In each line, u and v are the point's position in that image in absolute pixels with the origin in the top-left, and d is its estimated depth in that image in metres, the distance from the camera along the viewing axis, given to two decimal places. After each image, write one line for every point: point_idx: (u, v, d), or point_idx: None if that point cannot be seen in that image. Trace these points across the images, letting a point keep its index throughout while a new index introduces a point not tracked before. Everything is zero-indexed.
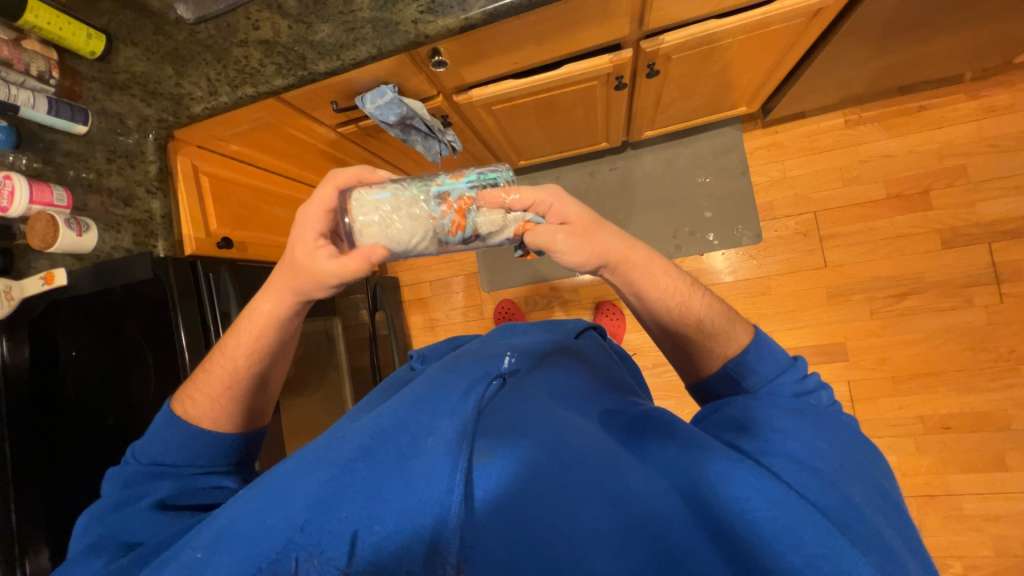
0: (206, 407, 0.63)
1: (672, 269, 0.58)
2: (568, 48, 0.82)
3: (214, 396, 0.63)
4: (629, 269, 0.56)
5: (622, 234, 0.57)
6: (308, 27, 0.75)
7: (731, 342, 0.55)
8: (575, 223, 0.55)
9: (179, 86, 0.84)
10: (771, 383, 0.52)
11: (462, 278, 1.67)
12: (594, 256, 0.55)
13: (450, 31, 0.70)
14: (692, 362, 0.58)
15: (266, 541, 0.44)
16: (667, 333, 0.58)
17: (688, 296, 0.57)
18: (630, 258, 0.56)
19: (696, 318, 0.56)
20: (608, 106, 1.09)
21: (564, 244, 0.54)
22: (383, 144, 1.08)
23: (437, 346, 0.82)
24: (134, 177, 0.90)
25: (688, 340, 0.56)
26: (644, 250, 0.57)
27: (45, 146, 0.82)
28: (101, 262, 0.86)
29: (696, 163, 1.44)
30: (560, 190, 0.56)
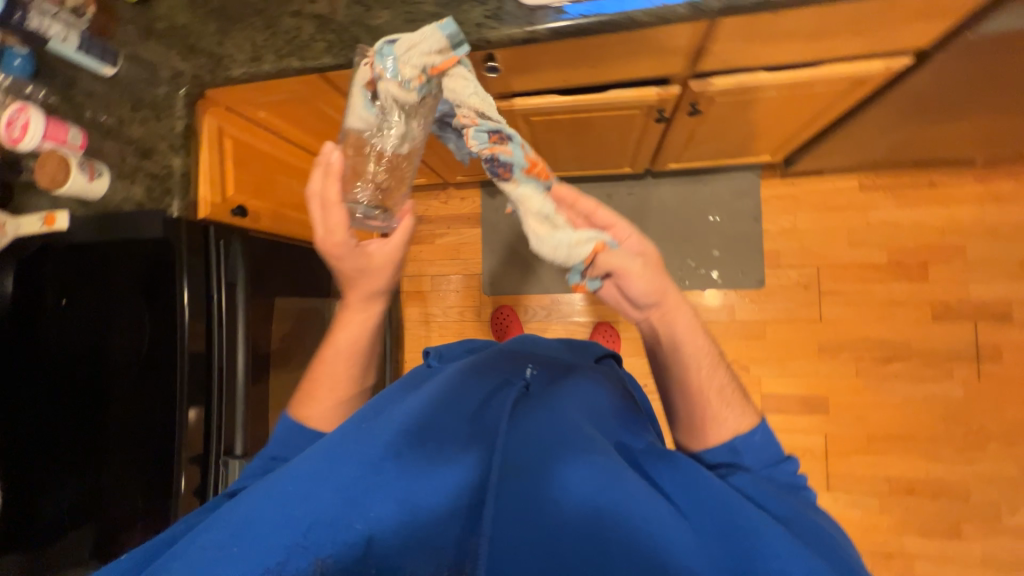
0: (319, 411, 0.74)
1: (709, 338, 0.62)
2: (619, 75, 0.83)
3: (325, 400, 0.74)
4: (678, 319, 0.59)
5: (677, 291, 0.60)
6: (366, 10, 0.74)
7: (743, 418, 0.60)
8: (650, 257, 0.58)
9: (221, 46, 0.81)
10: (770, 465, 0.57)
11: (464, 278, 1.66)
12: (651, 291, 0.56)
13: (511, 41, 0.70)
14: (698, 429, 0.61)
15: (279, 544, 0.42)
16: (687, 395, 0.61)
17: (715, 367, 0.61)
18: (682, 307, 0.59)
19: (719, 386, 0.61)
20: (642, 136, 1.10)
21: (640, 271, 0.55)
22: None
23: (451, 346, 0.81)
24: (158, 130, 0.87)
25: (707, 406, 0.60)
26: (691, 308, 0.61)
27: (63, 81, 0.78)
28: (106, 210, 0.84)
29: (711, 201, 1.46)
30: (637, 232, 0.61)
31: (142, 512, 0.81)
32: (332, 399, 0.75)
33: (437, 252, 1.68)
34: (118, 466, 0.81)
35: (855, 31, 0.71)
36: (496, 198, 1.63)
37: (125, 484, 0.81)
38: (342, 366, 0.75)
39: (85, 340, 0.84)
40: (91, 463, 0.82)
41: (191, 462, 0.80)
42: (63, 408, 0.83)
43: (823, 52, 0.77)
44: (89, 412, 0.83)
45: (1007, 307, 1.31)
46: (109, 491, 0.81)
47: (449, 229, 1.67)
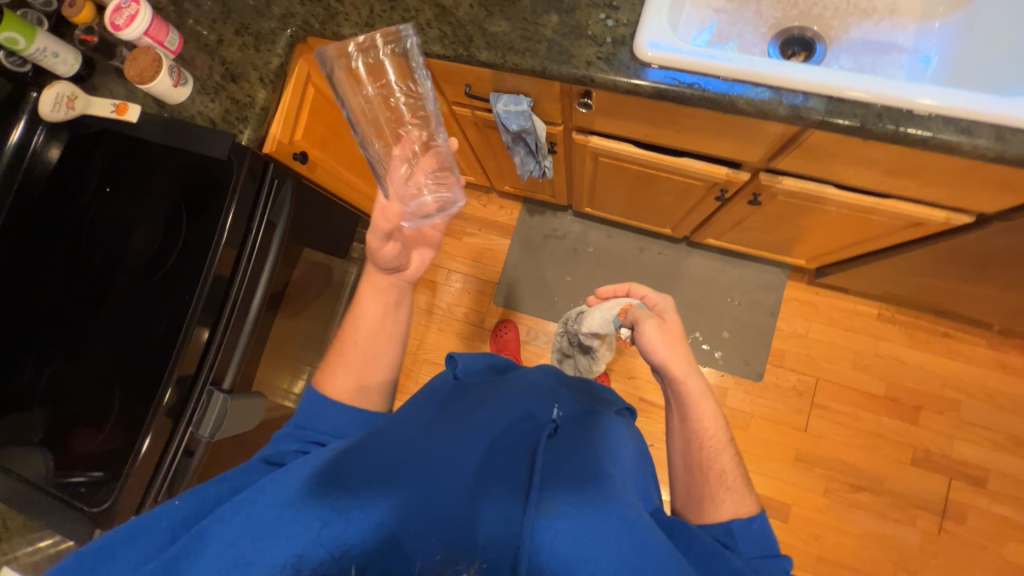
0: (345, 382, 0.71)
1: (718, 418, 0.68)
2: (698, 147, 0.86)
3: (349, 372, 0.72)
4: (683, 388, 0.69)
5: (692, 361, 0.71)
6: (488, 16, 0.77)
7: (742, 504, 0.60)
8: (668, 325, 0.75)
9: (338, 3, 0.83)
10: (763, 558, 0.55)
11: (478, 281, 1.67)
12: (663, 356, 0.71)
13: (615, 87, 0.72)
14: (701, 502, 0.62)
15: (330, 534, 0.48)
16: (688, 464, 0.66)
17: (719, 446, 0.65)
18: (688, 379, 0.69)
19: (720, 465, 0.64)
20: (695, 207, 1.13)
21: (649, 328, 0.74)
22: (484, 137, 1.09)
23: (475, 357, 0.84)
24: (254, 61, 0.86)
25: (707, 482, 0.63)
26: (700, 381, 0.69)
27: None
28: (179, 117, 0.85)
29: (735, 284, 1.49)
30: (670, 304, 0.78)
31: (111, 414, 0.79)
32: (357, 373, 0.72)
33: (460, 249, 1.69)
34: (100, 359, 0.80)
35: (932, 179, 0.74)
36: (532, 216, 1.66)
37: (101, 379, 0.80)
38: (365, 339, 0.74)
39: (109, 227, 0.84)
40: (73, 350, 0.81)
41: (180, 379, 0.79)
42: (69, 285, 0.83)
43: (893, 188, 0.80)
44: (92, 299, 0.82)
45: (985, 473, 1.33)
46: (84, 383, 0.80)
47: (479, 231, 1.69)
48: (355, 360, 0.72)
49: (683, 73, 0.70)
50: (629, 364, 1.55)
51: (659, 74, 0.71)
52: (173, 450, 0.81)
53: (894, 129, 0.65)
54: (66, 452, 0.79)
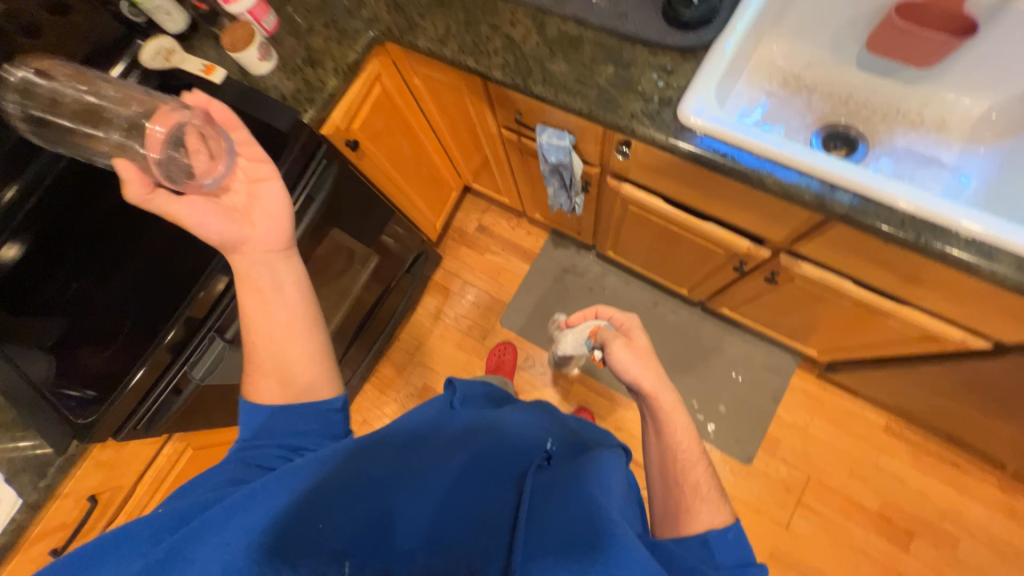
0: (269, 386, 0.66)
1: (691, 430, 0.68)
2: (725, 215, 0.88)
3: (269, 375, 0.67)
4: (654, 404, 0.71)
5: (664, 379, 0.73)
6: (550, 55, 0.82)
7: (717, 514, 0.59)
8: (635, 344, 0.77)
9: (420, 19, 0.90)
10: (738, 568, 0.55)
11: (490, 299, 1.70)
12: (638, 377, 0.73)
13: (652, 141, 0.76)
14: (674, 517, 0.61)
15: (325, 539, 0.51)
16: (664, 476, 0.65)
17: (692, 460, 0.65)
18: (659, 395, 0.71)
19: (692, 478, 0.63)
20: (713, 274, 1.13)
21: (618, 347, 0.77)
22: (525, 163, 1.15)
23: (473, 386, 0.84)
24: (334, 53, 0.93)
25: (683, 494, 0.62)
26: (673, 397, 0.71)
27: None
28: (255, 87, 0.93)
29: (741, 360, 1.47)
30: (636, 321, 0.82)
31: (119, 339, 0.84)
32: (277, 374, 0.67)
33: (481, 265, 1.73)
34: (122, 285, 0.86)
35: (954, 295, 0.73)
36: (556, 249, 1.69)
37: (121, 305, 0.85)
38: (279, 342, 0.67)
39: None
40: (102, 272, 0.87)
41: (187, 321, 0.86)
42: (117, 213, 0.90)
43: (911, 296, 0.79)
44: (135, 231, 0.89)
45: None
46: (105, 304, 0.84)
47: (502, 251, 1.73)
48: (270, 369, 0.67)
49: (725, 146, 0.73)
50: (619, 416, 1.53)
51: (703, 141, 0.73)
52: (162, 387, 0.87)
53: (915, 239, 0.65)
54: (64, 367, 0.80)
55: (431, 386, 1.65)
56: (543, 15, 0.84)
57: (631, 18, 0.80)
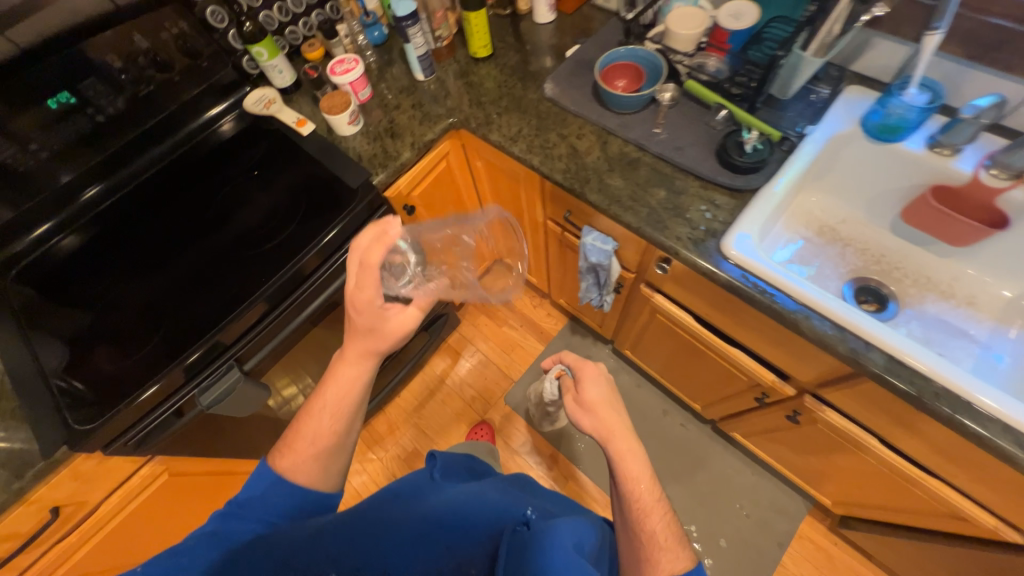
0: (300, 466, 0.66)
1: (649, 476, 0.74)
2: (753, 345, 0.89)
3: (301, 451, 0.67)
4: (613, 453, 0.75)
5: (622, 424, 0.77)
6: (609, 169, 0.89)
7: (676, 561, 0.66)
8: (591, 392, 0.81)
9: (497, 117, 1.00)
10: None
11: (498, 372, 1.70)
12: (592, 427, 0.78)
13: (694, 265, 0.79)
14: (639, 564, 0.68)
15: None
16: (627, 528, 0.72)
17: (649, 510, 0.71)
18: (616, 443, 0.76)
19: (650, 527, 0.70)
20: (730, 396, 1.12)
21: (577, 400, 0.81)
22: (563, 254, 1.20)
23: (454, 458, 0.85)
24: (414, 130, 1.03)
25: (644, 545, 0.69)
26: (630, 445, 0.76)
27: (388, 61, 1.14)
28: (337, 144, 1.02)
29: (747, 491, 1.40)
30: (594, 367, 0.84)
31: (141, 349, 0.84)
32: (313, 449, 0.67)
33: (496, 336, 1.75)
34: (163, 297, 0.88)
35: (988, 479, 0.71)
36: (573, 335, 1.70)
37: (158, 316, 0.87)
38: (329, 427, 0.68)
39: (233, 201, 0.98)
40: (150, 281, 0.91)
41: (209, 348, 0.84)
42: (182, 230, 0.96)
43: (942, 469, 0.77)
44: (194, 244, 0.95)
45: None
46: (141, 312, 0.87)
47: (520, 327, 1.75)
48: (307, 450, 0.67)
49: (756, 281, 0.75)
50: None
51: (727, 264, 0.77)
52: (164, 408, 0.84)
53: (949, 414, 0.64)
54: (83, 363, 0.83)
55: (420, 451, 1.59)
56: (606, 135, 0.94)
57: (686, 152, 0.88)
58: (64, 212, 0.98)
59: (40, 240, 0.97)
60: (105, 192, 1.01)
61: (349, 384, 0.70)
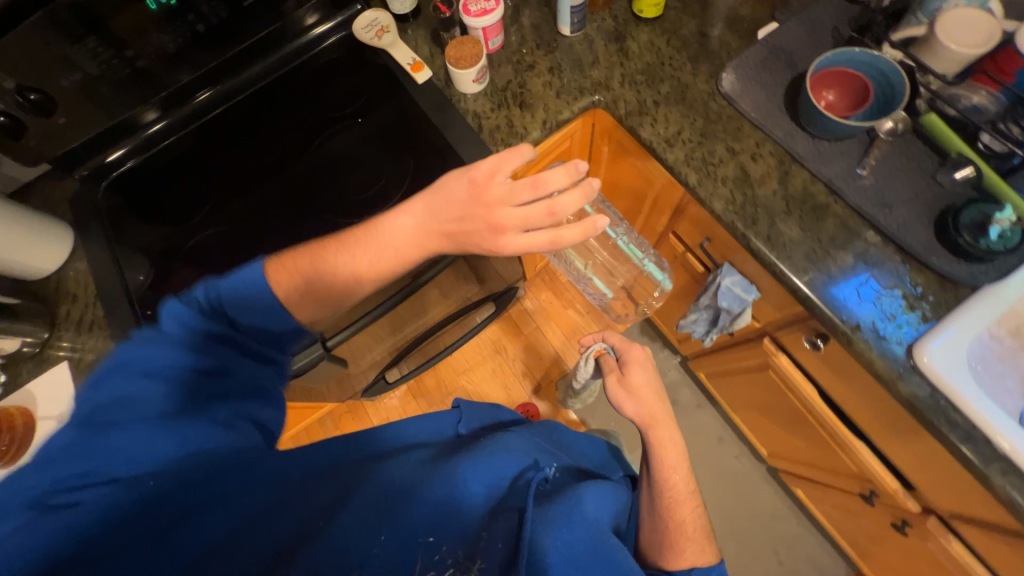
0: (297, 293, 0.58)
1: (681, 466, 0.78)
2: (889, 450, 0.77)
3: (306, 282, 0.59)
4: (653, 437, 0.79)
5: (664, 411, 0.82)
6: (786, 212, 0.72)
7: (701, 554, 0.70)
8: (636, 381, 0.85)
9: (653, 106, 0.81)
10: None
11: (554, 355, 1.63)
12: (635, 412, 0.82)
13: (868, 363, 0.65)
14: (663, 550, 0.70)
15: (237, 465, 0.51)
16: (653, 514, 0.74)
17: (677, 500, 0.74)
18: (657, 432, 0.80)
19: (680, 517, 0.73)
20: (818, 467, 1.02)
21: (620, 386, 0.85)
22: (674, 272, 1.05)
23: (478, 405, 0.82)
24: (548, 101, 0.85)
25: (670, 531, 0.71)
26: (669, 433, 0.80)
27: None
28: (455, 102, 0.86)
29: (786, 540, 1.35)
30: (642, 357, 0.87)
31: None
32: (319, 281, 0.59)
33: (559, 318, 1.66)
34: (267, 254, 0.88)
35: None
36: (641, 336, 1.59)
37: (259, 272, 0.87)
38: (365, 267, 0.61)
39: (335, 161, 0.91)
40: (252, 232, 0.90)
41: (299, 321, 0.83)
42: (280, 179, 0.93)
43: None
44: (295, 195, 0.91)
45: None
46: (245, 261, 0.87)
47: (585, 313, 1.65)
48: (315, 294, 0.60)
49: (931, 389, 0.62)
50: None
51: (841, 290, 0.67)
52: None
53: None
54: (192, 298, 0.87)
55: None
56: (790, 162, 0.75)
57: (896, 211, 0.69)
58: (173, 114, 0.91)
59: (153, 139, 0.92)
60: (218, 97, 0.93)
61: (394, 242, 0.63)
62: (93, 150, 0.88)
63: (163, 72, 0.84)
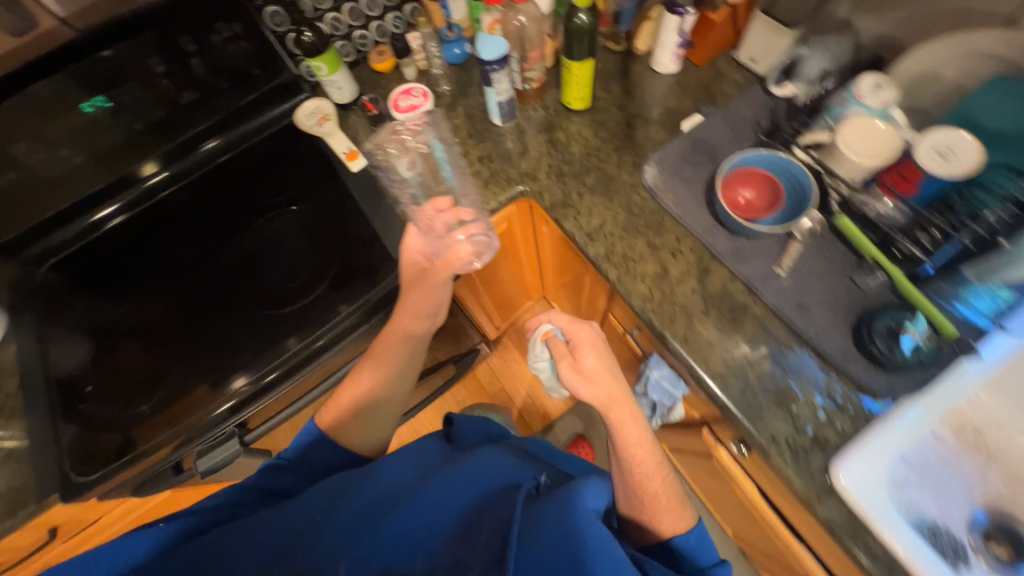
0: (343, 424, 0.79)
1: (642, 441, 0.69)
2: (828, 563, 0.72)
3: (343, 412, 0.79)
4: (610, 421, 0.69)
5: (621, 388, 0.69)
6: (704, 312, 0.70)
7: (675, 522, 0.67)
8: (585, 366, 0.70)
9: (578, 197, 0.82)
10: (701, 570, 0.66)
11: (518, 419, 1.58)
12: (592, 395, 0.69)
13: (785, 481, 0.62)
14: (646, 512, 0.68)
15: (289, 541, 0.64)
16: (624, 491, 0.70)
17: (646, 474, 0.68)
18: (611, 415, 0.68)
19: (650, 490, 0.68)
20: (775, 562, 0.96)
21: (567, 375, 0.70)
22: (618, 349, 1.03)
23: (470, 421, 0.83)
24: (477, 190, 0.86)
25: (642, 504, 0.68)
26: (626, 412, 0.69)
27: (465, 87, 0.95)
28: (386, 190, 0.87)
29: None
30: (591, 336, 0.71)
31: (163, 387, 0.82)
32: (345, 408, 0.79)
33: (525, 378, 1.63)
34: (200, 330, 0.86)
35: None
36: None
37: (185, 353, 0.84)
38: (370, 383, 0.80)
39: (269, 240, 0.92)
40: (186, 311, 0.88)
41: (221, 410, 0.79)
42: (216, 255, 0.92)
43: None
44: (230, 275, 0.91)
45: None
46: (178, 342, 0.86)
47: None
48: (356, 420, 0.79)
49: (848, 513, 0.59)
50: None
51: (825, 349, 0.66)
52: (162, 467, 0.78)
53: None
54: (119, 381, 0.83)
55: None
56: (709, 259, 0.74)
57: (814, 315, 0.67)
58: (179, 164, 0.93)
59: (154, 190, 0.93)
60: (223, 147, 0.94)
61: (397, 351, 0.80)
62: (92, 204, 0.90)
63: (170, 130, 0.89)
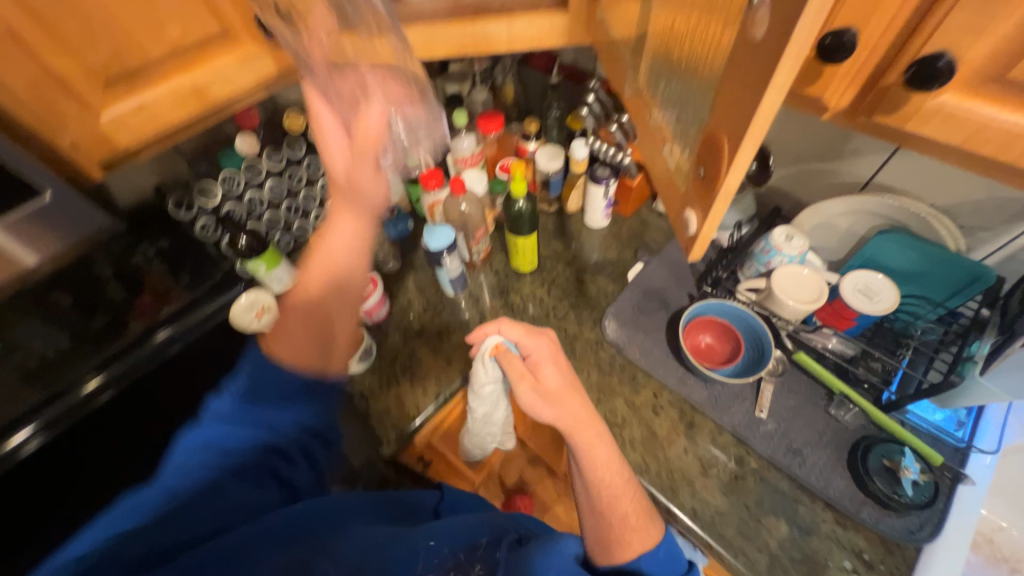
0: (291, 346, 0.57)
1: (614, 462, 0.56)
2: None
3: (295, 331, 0.58)
4: (573, 448, 0.56)
5: (583, 402, 0.59)
6: (703, 473, 0.67)
7: (647, 541, 0.51)
8: (544, 382, 0.59)
9: None
10: None
11: None
12: (556, 416, 0.57)
13: None
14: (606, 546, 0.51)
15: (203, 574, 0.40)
16: (589, 516, 0.54)
17: (616, 494, 0.54)
18: (577, 436, 0.56)
19: (620, 511, 0.53)
20: None
21: (525, 396, 0.58)
22: None
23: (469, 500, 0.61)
24: (440, 368, 0.81)
25: (609, 528, 0.52)
26: (594, 433, 0.56)
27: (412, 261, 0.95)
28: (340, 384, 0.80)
29: None
30: (548, 350, 0.62)
31: None
32: (310, 323, 0.59)
33: None
34: None
35: None
36: None
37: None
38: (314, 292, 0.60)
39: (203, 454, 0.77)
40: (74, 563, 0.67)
41: None
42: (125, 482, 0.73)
43: None
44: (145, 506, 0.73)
45: None
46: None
47: None
48: (306, 332, 0.59)
49: None
50: None
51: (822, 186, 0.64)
52: None
53: None
54: None
55: None
56: (691, 411, 0.72)
57: (808, 458, 0.65)
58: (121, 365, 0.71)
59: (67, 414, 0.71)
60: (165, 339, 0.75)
61: (347, 240, 0.62)
62: None
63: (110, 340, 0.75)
